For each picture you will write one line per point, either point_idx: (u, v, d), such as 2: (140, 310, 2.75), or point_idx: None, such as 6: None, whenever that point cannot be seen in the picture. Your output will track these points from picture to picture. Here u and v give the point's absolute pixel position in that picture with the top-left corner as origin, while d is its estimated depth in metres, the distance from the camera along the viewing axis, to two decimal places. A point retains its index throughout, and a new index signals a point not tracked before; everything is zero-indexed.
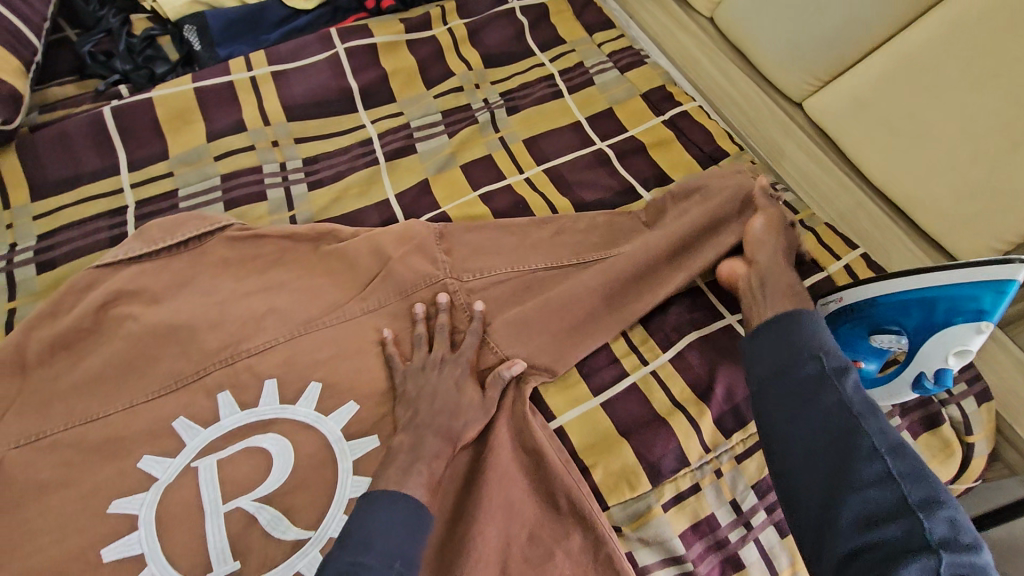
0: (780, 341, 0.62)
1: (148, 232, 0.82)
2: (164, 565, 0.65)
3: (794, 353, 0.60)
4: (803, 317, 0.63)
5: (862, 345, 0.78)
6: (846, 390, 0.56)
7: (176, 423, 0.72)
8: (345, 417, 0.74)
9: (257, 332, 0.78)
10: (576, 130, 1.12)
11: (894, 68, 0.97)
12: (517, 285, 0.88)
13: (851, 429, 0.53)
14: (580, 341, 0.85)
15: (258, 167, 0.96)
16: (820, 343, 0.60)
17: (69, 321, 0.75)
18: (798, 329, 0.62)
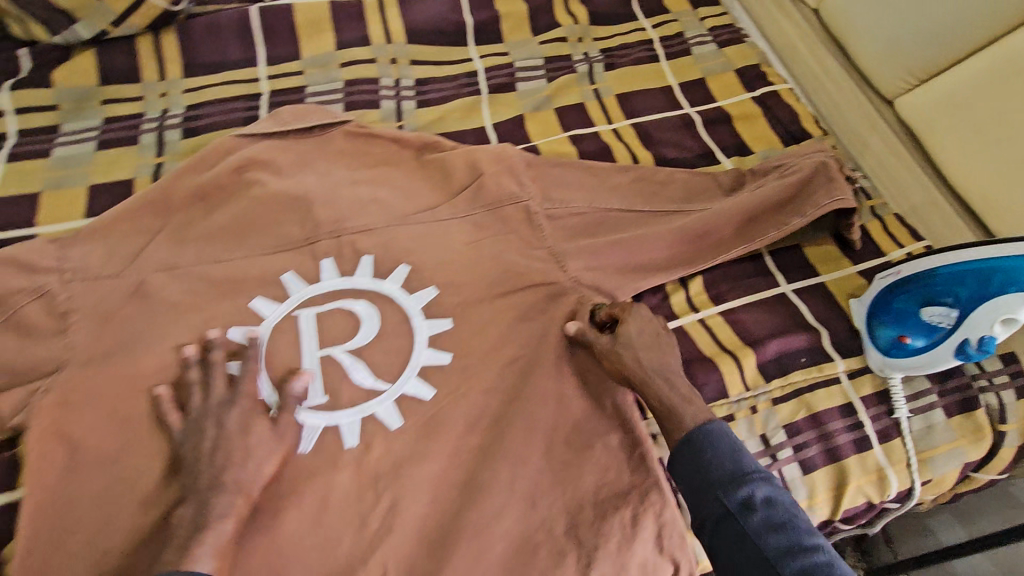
0: (693, 471, 0.66)
1: (280, 115, 0.92)
2: (268, 384, 0.76)
3: (705, 497, 0.65)
4: (700, 439, 0.68)
5: (914, 319, 0.82)
6: (756, 525, 0.62)
7: (283, 276, 0.82)
8: (426, 299, 0.82)
9: (358, 215, 0.86)
10: (667, 93, 1.17)
11: (993, 71, 0.98)
12: (594, 221, 0.91)
13: (764, 556, 0.60)
14: (641, 280, 0.89)
15: (377, 79, 1.06)
16: (729, 469, 0.65)
17: (209, 176, 0.86)
18: (706, 460, 0.66)
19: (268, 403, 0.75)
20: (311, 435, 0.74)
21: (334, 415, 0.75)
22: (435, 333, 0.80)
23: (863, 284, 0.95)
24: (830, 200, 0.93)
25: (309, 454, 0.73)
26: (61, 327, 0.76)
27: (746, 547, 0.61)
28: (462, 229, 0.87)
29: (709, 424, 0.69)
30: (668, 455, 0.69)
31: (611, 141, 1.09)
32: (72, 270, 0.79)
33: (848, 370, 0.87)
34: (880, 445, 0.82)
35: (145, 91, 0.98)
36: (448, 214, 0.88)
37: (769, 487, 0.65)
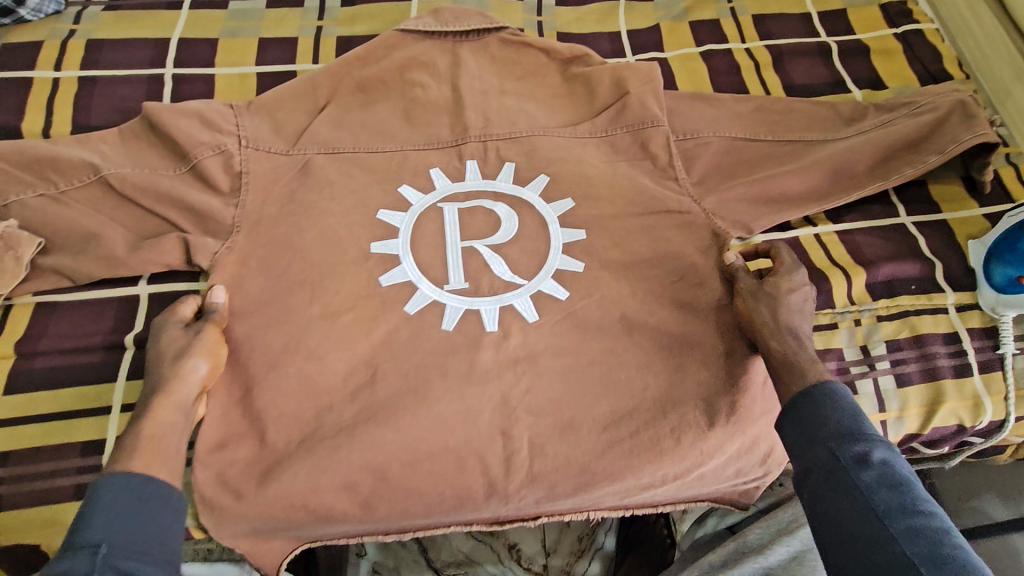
0: (813, 422, 0.65)
1: (442, 14, 0.95)
2: (414, 266, 0.79)
3: (819, 444, 0.64)
4: (820, 394, 0.66)
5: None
6: (869, 480, 0.60)
7: (431, 171, 0.87)
8: (562, 210, 0.86)
9: (500, 102, 0.93)
10: (805, 21, 1.15)
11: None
12: (723, 150, 0.94)
13: (873, 511, 0.59)
14: (772, 212, 0.91)
15: None
16: (845, 425, 0.64)
17: (376, 70, 0.92)
18: (827, 416, 0.65)
19: (416, 286, 0.78)
20: (453, 315, 0.77)
21: (473, 299, 0.78)
22: (560, 213, 0.86)
23: (986, 228, 0.94)
24: (973, 135, 0.91)
25: (450, 331, 0.76)
26: (236, 186, 0.82)
27: (853, 501, 0.60)
28: (601, 147, 0.92)
29: (826, 383, 0.67)
30: (783, 405, 0.69)
31: (743, 61, 1.08)
32: (247, 138, 0.84)
33: (958, 303, 0.87)
34: (979, 375, 0.84)
35: None
36: (587, 132, 0.93)
37: (886, 449, 0.62)
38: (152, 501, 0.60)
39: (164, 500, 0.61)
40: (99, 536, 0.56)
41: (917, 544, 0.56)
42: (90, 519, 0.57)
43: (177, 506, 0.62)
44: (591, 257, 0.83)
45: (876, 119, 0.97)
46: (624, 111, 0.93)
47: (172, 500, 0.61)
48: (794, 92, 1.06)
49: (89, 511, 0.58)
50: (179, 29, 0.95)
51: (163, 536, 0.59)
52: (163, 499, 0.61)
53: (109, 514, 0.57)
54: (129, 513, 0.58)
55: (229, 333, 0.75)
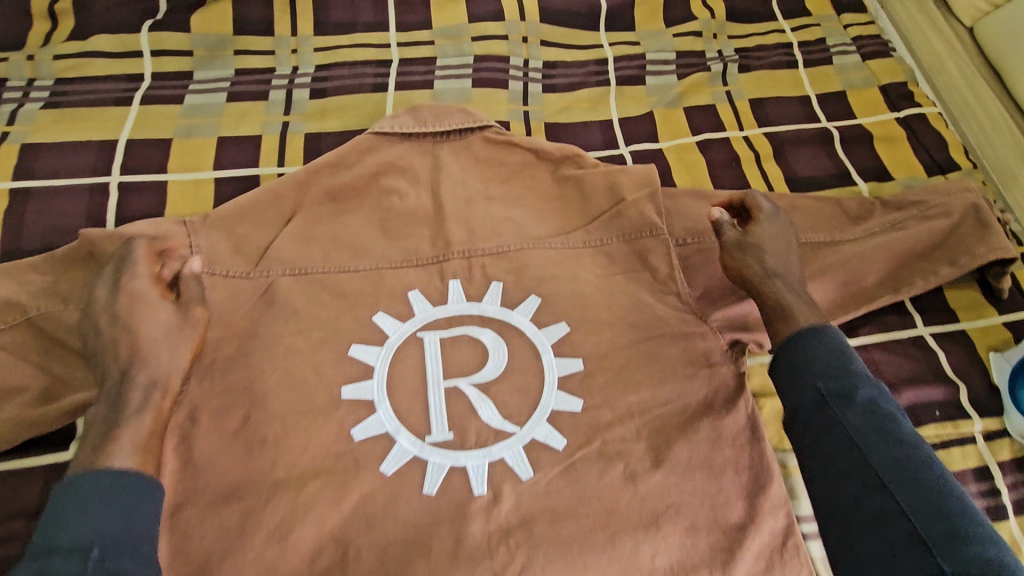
0: (794, 373, 0.67)
1: (420, 111, 0.87)
2: (390, 415, 0.70)
3: (807, 379, 0.65)
4: (818, 332, 0.68)
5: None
6: (856, 418, 0.62)
7: (410, 293, 0.78)
8: (556, 336, 0.78)
9: (485, 208, 0.84)
10: (805, 105, 1.10)
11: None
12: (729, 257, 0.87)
13: (874, 475, 0.59)
14: None
15: (507, 57, 1.02)
16: (830, 364, 0.66)
17: (348, 176, 0.83)
18: (840, 353, 0.67)
19: (395, 438, 0.69)
20: (435, 476, 0.67)
21: (458, 455, 0.69)
22: (554, 341, 0.77)
23: (1008, 339, 0.89)
24: (987, 249, 0.86)
25: (434, 496, 0.67)
26: (185, 322, 0.72)
27: (853, 458, 0.61)
28: (597, 258, 0.84)
29: (818, 325, 0.70)
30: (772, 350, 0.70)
31: (744, 151, 1.02)
32: (199, 261, 0.74)
33: (985, 431, 0.82)
34: (1015, 516, 0.78)
35: (276, 46, 0.96)
36: (580, 242, 0.85)
37: (874, 390, 0.65)
38: (129, 494, 0.58)
39: (147, 493, 0.60)
40: (83, 535, 0.55)
41: (915, 493, 0.58)
42: (82, 506, 0.56)
43: (152, 494, 0.60)
44: (589, 395, 0.74)
45: (887, 220, 0.90)
46: (623, 218, 0.85)
47: (148, 496, 0.60)
48: (797, 185, 1.01)
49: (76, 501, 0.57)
50: (127, 129, 0.86)
51: (149, 538, 0.58)
52: (146, 496, 0.59)
53: (86, 513, 0.56)
54: (113, 505, 0.57)
55: (177, 510, 0.65)
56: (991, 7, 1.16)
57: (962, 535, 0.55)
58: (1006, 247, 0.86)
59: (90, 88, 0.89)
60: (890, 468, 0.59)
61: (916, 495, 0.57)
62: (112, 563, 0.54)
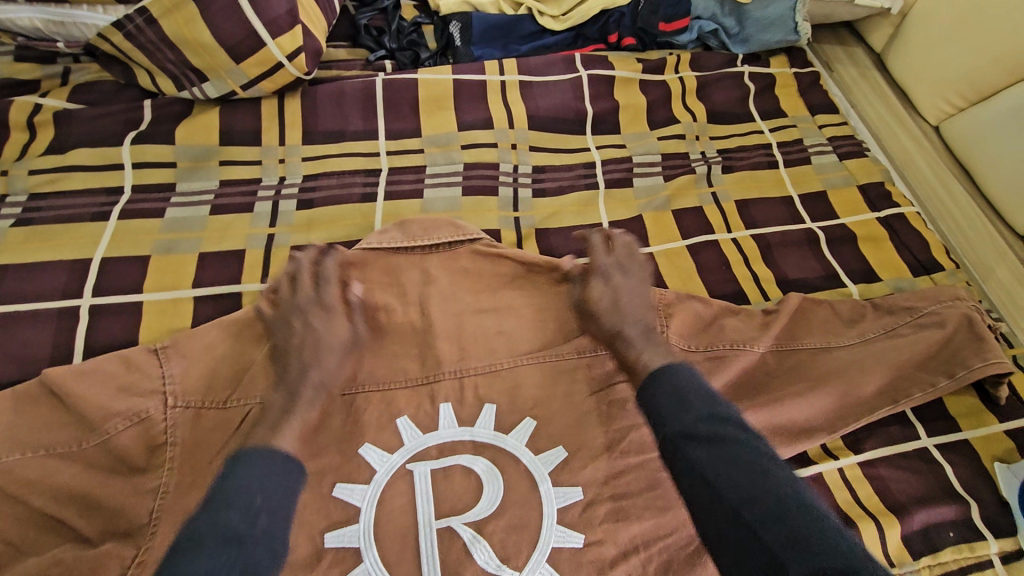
0: (649, 412, 0.64)
1: (409, 226, 0.86)
2: (377, 563, 0.65)
3: (659, 420, 0.62)
4: (663, 370, 0.65)
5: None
6: (702, 454, 0.57)
7: (398, 421, 0.74)
8: (554, 461, 0.74)
9: (477, 323, 0.82)
10: (788, 205, 1.12)
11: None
12: (727, 367, 0.84)
13: (727, 509, 0.54)
14: (782, 442, 0.82)
15: (496, 163, 1.02)
16: (674, 399, 0.62)
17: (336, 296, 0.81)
18: (680, 384, 0.63)
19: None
20: None
21: None
22: (550, 468, 0.73)
23: (1012, 448, 0.86)
24: (983, 362, 0.85)
25: None
26: (158, 462, 0.68)
27: (708, 496, 0.56)
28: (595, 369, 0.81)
29: (664, 364, 0.67)
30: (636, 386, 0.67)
31: (732, 255, 1.03)
32: (174, 392, 0.71)
33: (1001, 551, 0.79)
34: None
35: (263, 156, 0.95)
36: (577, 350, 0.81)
37: (701, 410, 0.60)
38: (273, 473, 0.60)
39: (286, 474, 0.60)
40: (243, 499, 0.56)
41: (777, 528, 0.52)
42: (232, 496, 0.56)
43: (296, 478, 0.61)
44: (591, 530, 0.70)
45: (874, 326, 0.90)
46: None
47: (295, 467, 0.61)
48: (789, 287, 1.01)
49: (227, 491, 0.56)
50: (102, 247, 0.83)
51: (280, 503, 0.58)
52: (285, 470, 0.60)
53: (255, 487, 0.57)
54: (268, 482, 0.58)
55: None
56: (954, 109, 1.23)
57: (822, 556, 0.49)
58: (999, 355, 0.85)
59: (66, 204, 0.87)
60: (751, 504, 0.54)
61: (776, 528, 0.52)
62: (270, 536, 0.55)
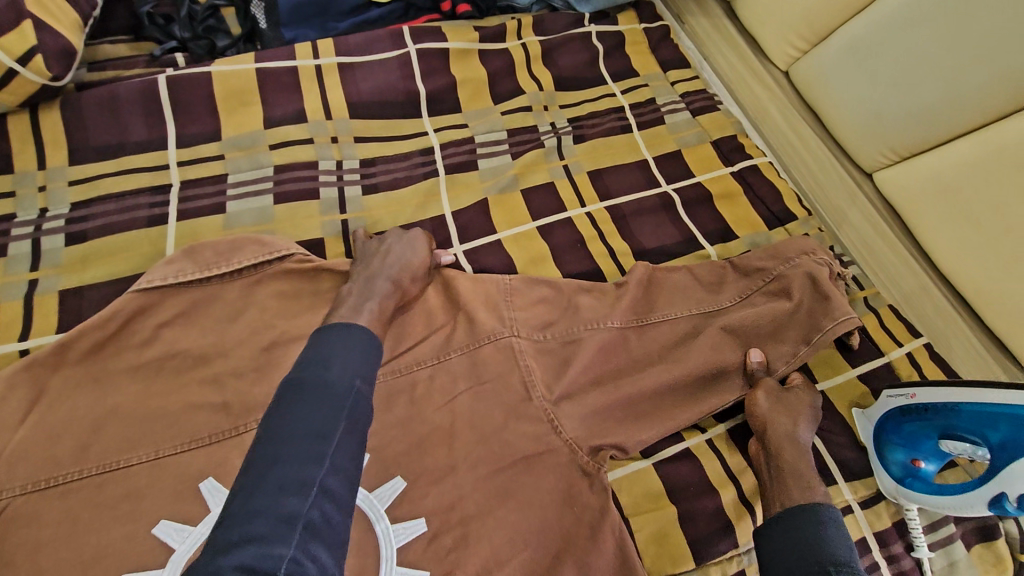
0: (788, 547, 0.65)
1: (200, 252, 0.74)
2: None
3: (792, 561, 0.63)
4: (816, 513, 0.66)
5: (1008, 426, 0.67)
6: None
7: (203, 484, 0.64)
8: (391, 497, 0.67)
9: (293, 353, 0.73)
10: (643, 169, 1.07)
11: (994, 150, 0.90)
12: (583, 348, 0.78)
13: None
14: (645, 425, 0.76)
15: (314, 162, 0.90)
16: (840, 554, 0.62)
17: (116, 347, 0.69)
18: (818, 538, 0.64)
19: None
20: None
21: None
22: (387, 505, 0.66)
23: (867, 393, 0.88)
24: (834, 322, 0.81)
25: None
26: None
27: None
28: (437, 381, 0.74)
29: (834, 510, 0.67)
30: (768, 522, 0.68)
31: (587, 231, 0.98)
32: None
33: (859, 498, 0.80)
34: None
35: (18, 184, 0.80)
36: (416, 367, 0.75)
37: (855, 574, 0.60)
38: (356, 342, 0.62)
39: (360, 338, 0.63)
40: (343, 377, 0.58)
41: None
42: (327, 363, 0.59)
43: (374, 347, 0.64)
44: (433, 566, 0.64)
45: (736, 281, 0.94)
46: (459, 337, 0.77)
47: (375, 337, 0.64)
48: (646, 258, 0.97)
49: (320, 359, 0.59)
50: None
51: (358, 358, 0.61)
52: (359, 338, 0.63)
53: (334, 358, 0.59)
54: (355, 354, 0.61)
55: None
56: (801, 53, 1.19)
57: None
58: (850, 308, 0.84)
59: None
60: None
61: None
62: (359, 401, 0.58)
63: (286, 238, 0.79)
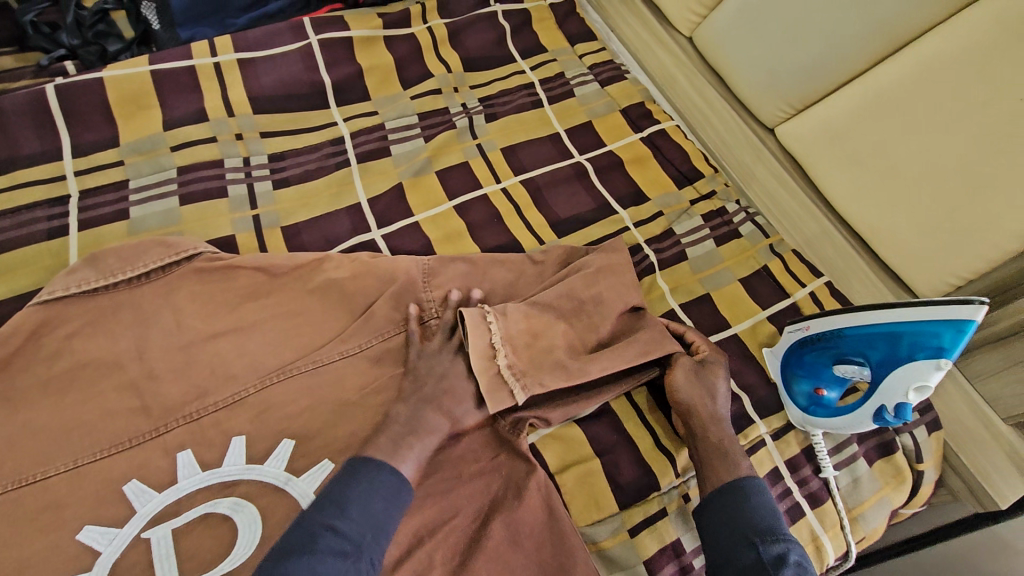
0: (729, 513, 0.66)
1: (103, 260, 0.73)
2: None
3: (737, 533, 0.64)
4: (747, 487, 0.69)
5: (884, 343, 0.73)
6: None
7: (126, 487, 0.65)
8: (319, 478, 0.68)
9: (210, 351, 0.73)
10: (556, 142, 1.10)
11: (873, 93, 0.96)
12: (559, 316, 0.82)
13: None
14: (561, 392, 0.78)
15: (220, 161, 0.90)
16: (770, 524, 0.64)
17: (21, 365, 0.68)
18: (750, 510, 0.66)
19: None
20: None
21: None
22: (314, 487, 0.67)
23: (774, 331, 0.95)
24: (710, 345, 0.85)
25: None
26: None
27: None
28: (359, 362, 0.77)
29: (757, 480, 0.70)
30: (706, 492, 0.70)
31: (503, 206, 1.00)
32: None
33: (772, 430, 0.85)
34: (812, 510, 0.81)
35: None
36: (337, 352, 0.77)
37: (798, 549, 0.63)
38: (384, 489, 0.63)
39: (395, 486, 0.64)
40: (354, 530, 0.59)
41: None
42: (342, 508, 0.60)
43: (405, 494, 0.65)
44: None
45: (678, 265, 1.00)
46: (377, 320, 0.80)
47: (406, 486, 0.65)
48: (562, 227, 1.00)
49: (339, 499, 0.61)
50: None
51: (382, 510, 0.62)
52: (383, 482, 0.64)
53: (349, 503, 0.61)
54: (384, 506, 0.63)
55: None
56: (701, 17, 1.23)
57: None
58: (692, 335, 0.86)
59: None
60: None
61: None
62: (365, 556, 0.59)
63: (193, 238, 0.79)
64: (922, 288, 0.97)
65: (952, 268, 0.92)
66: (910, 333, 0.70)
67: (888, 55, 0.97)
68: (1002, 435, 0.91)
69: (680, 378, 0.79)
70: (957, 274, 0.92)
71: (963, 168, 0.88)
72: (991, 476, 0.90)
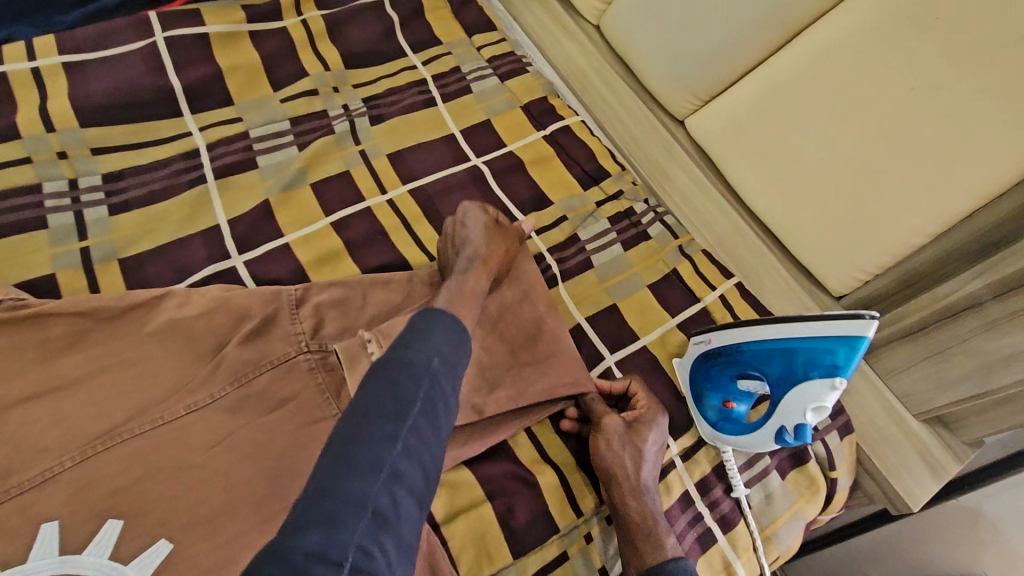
0: None
1: None
2: None
3: None
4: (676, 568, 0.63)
5: (780, 360, 0.69)
6: None
7: None
8: (154, 562, 0.56)
9: (15, 421, 0.61)
10: (450, 144, 1.01)
11: (775, 83, 0.91)
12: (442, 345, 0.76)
13: None
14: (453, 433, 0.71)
15: (38, 185, 0.77)
16: None
17: None
18: None
19: None
20: None
21: None
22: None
23: (684, 340, 0.89)
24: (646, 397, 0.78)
25: None
26: None
27: None
28: (207, 418, 0.66)
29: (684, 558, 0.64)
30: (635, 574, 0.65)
31: (389, 220, 0.90)
32: None
33: (681, 450, 0.80)
34: (723, 536, 0.76)
35: None
36: (179, 408, 0.65)
37: None
38: (451, 330, 0.63)
39: (449, 323, 0.63)
40: (424, 355, 0.59)
41: None
42: (411, 343, 0.60)
43: (466, 339, 0.64)
44: None
45: (583, 274, 0.93)
46: (232, 365, 0.69)
47: (467, 334, 0.64)
48: None
49: (409, 339, 0.60)
50: None
51: (454, 350, 0.61)
52: (447, 322, 0.63)
53: (433, 336, 0.61)
54: (447, 337, 0.62)
55: None
56: (604, 4, 1.16)
57: None
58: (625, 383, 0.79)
59: None
60: None
61: None
62: (439, 382, 0.58)
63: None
64: (835, 285, 0.93)
65: (859, 263, 0.88)
66: (804, 350, 0.66)
67: (786, 42, 0.92)
68: (912, 431, 0.89)
69: (601, 442, 0.72)
70: (865, 269, 0.88)
71: (864, 160, 0.83)
72: (899, 471, 0.87)
